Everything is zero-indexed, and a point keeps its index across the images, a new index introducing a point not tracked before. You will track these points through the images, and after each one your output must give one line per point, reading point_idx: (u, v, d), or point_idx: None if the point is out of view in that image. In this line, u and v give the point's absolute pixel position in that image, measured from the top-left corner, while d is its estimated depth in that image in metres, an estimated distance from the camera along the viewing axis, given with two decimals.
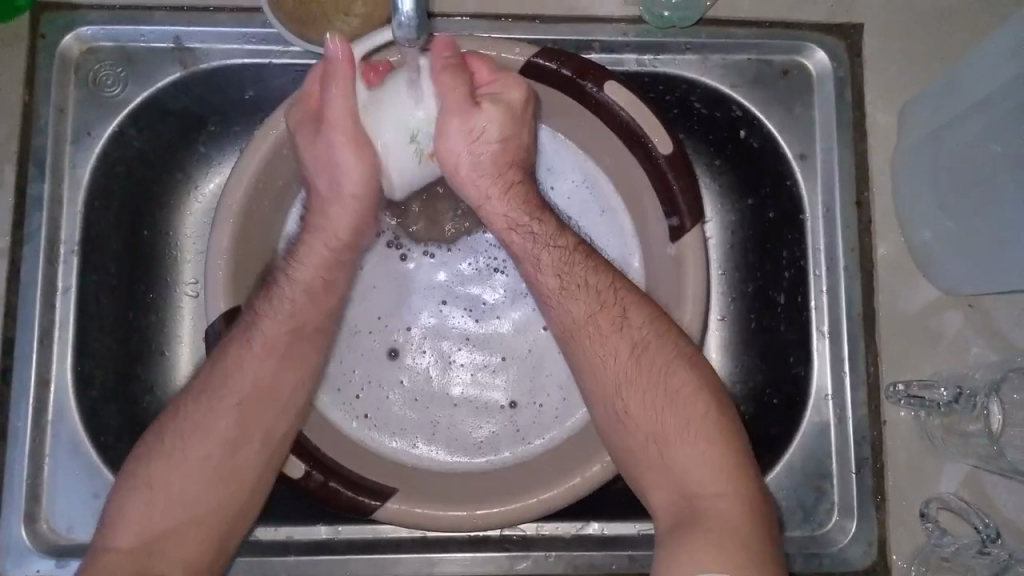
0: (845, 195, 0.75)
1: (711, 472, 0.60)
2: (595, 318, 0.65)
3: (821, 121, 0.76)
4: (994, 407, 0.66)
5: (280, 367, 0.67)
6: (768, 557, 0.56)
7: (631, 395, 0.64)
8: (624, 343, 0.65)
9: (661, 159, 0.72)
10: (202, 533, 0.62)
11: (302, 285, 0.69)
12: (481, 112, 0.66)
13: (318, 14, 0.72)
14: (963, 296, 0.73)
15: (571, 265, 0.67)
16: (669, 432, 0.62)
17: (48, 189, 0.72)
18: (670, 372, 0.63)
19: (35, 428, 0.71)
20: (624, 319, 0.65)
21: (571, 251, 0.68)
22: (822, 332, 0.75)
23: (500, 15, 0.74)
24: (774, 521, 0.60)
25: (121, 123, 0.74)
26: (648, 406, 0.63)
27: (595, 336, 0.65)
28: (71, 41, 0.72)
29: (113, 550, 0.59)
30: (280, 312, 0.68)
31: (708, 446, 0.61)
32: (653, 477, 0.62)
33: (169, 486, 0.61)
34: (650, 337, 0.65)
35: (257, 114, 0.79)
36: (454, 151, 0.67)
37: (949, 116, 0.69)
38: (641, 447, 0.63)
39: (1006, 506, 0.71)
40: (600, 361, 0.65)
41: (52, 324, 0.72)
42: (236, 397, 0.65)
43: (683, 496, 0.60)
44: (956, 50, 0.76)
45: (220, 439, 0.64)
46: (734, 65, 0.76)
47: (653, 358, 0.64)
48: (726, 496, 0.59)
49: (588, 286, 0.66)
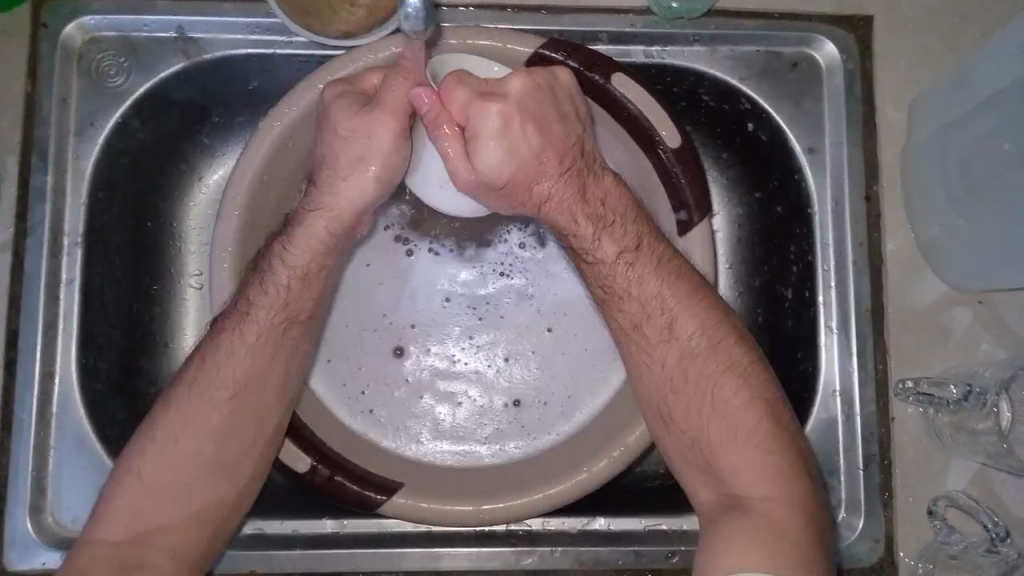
0: (855, 189, 0.74)
1: (758, 477, 0.59)
2: (640, 328, 0.65)
3: (832, 114, 0.75)
4: (1004, 405, 0.65)
5: (274, 356, 0.66)
6: (816, 557, 0.55)
7: (676, 401, 0.64)
8: (672, 351, 0.65)
9: (669, 153, 0.71)
10: (193, 524, 0.61)
11: (297, 270, 0.66)
12: (477, 151, 0.63)
13: (323, 5, 0.69)
14: (972, 293, 0.73)
15: (611, 277, 0.66)
16: (713, 439, 0.62)
17: (51, 180, 0.72)
18: (719, 383, 0.63)
19: (40, 423, 0.70)
20: (672, 331, 0.65)
21: (612, 264, 0.66)
22: (831, 328, 0.74)
23: (507, 6, 0.73)
24: (825, 523, 0.59)
25: (124, 114, 0.73)
26: (691, 413, 0.63)
27: (641, 344, 0.65)
28: (74, 30, 0.71)
29: (101, 542, 0.58)
30: (273, 300, 0.66)
31: (755, 454, 0.60)
32: (698, 478, 0.62)
33: (158, 479, 0.61)
34: (701, 346, 0.64)
35: (261, 105, 0.78)
36: (478, 191, 0.66)
37: (961, 110, 0.68)
38: (687, 451, 0.63)
39: (1014, 504, 0.70)
40: (646, 365, 0.65)
41: (56, 317, 0.71)
42: (226, 390, 0.64)
43: (730, 497, 0.60)
44: (968, 42, 0.75)
45: (207, 431, 0.63)
46: (743, 58, 0.75)
47: (701, 367, 0.64)
48: (774, 500, 0.58)
49: (632, 297, 0.65)
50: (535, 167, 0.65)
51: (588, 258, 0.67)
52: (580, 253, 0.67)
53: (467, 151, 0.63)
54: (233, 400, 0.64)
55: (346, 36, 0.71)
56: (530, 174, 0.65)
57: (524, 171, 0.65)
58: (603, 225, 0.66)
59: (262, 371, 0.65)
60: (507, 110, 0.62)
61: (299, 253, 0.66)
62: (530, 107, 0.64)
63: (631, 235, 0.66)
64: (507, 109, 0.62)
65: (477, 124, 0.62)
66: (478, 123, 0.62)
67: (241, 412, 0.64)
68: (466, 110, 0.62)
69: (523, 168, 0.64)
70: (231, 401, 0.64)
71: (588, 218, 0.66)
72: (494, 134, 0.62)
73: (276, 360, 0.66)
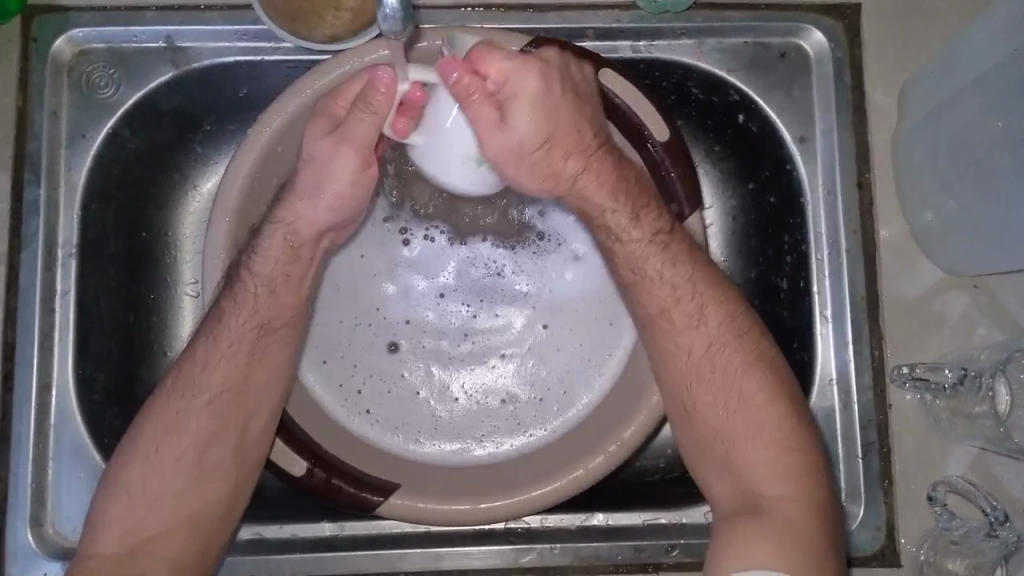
0: (846, 176, 0.74)
1: (779, 473, 0.60)
2: (669, 314, 0.65)
3: (821, 103, 0.75)
4: (1000, 387, 0.65)
5: (251, 360, 0.66)
6: (829, 557, 0.56)
7: (701, 391, 0.64)
8: (700, 339, 0.65)
9: (658, 147, 0.71)
10: (189, 531, 0.62)
11: (265, 279, 0.66)
12: (513, 114, 0.61)
13: (308, 8, 0.70)
14: (967, 277, 0.72)
15: (642, 259, 0.66)
16: (737, 432, 0.62)
17: (44, 193, 0.72)
18: (745, 375, 0.63)
19: (38, 435, 0.71)
20: (700, 317, 0.65)
21: (645, 245, 0.66)
22: (826, 317, 0.74)
23: (492, 5, 0.74)
24: (836, 523, 0.60)
25: (115, 125, 0.74)
26: (718, 403, 0.63)
27: (669, 329, 0.65)
28: (63, 44, 0.72)
29: (95, 554, 0.60)
30: (257, 306, 0.66)
31: (777, 449, 0.61)
32: (717, 473, 0.62)
33: (145, 488, 0.62)
34: (728, 336, 0.64)
35: (251, 112, 0.79)
36: (504, 160, 0.64)
37: (949, 93, 0.68)
38: (710, 442, 0.63)
39: (1015, 488, 0.70)
40: (674, 352, 0.65)
41: (52, 328, 0.72)
42: (205, 396, 0.64)
43: (748, 493, 0.60)
44: (956, 26, 0.75)
45: (192, 439, 0.64)
46: (730, 50, 0.75)
47: (728, 358, 0.64)
48: (792, 499, 0.59)
49: (663, 279, 0.65)
50: (563, 134, 0.63)
51: (620, 239, 0.66)
52: (609, 234, 0.67)
53: (500, 116, 0.61)
54: (212, 404, 0.64)
55: (333, 40, 0.71)
56: (561, 140, 0.63)
57: (557, 136, 0.63)
58: (635, 202, 0.66)
59: (245, 378, 0.66)
60: (546, 71, 0.61)
61: (268, 262, 0.66)
62: (561, 73, 0.63)
63: (663, 219, 0.66)
64: (546, 72, 0.61)
65: (519, 86, 0.60)
66: (516, 86, 0.60)
67: (224, 418, 0.64)
68: (507, 73, 0.60)
69: (557, 131, 0.63)
70: (211, 406, 0.64)
71: (620, 194, 0.66)
72: (532, 97, 0.61)
73: (251, 364, 0.66)
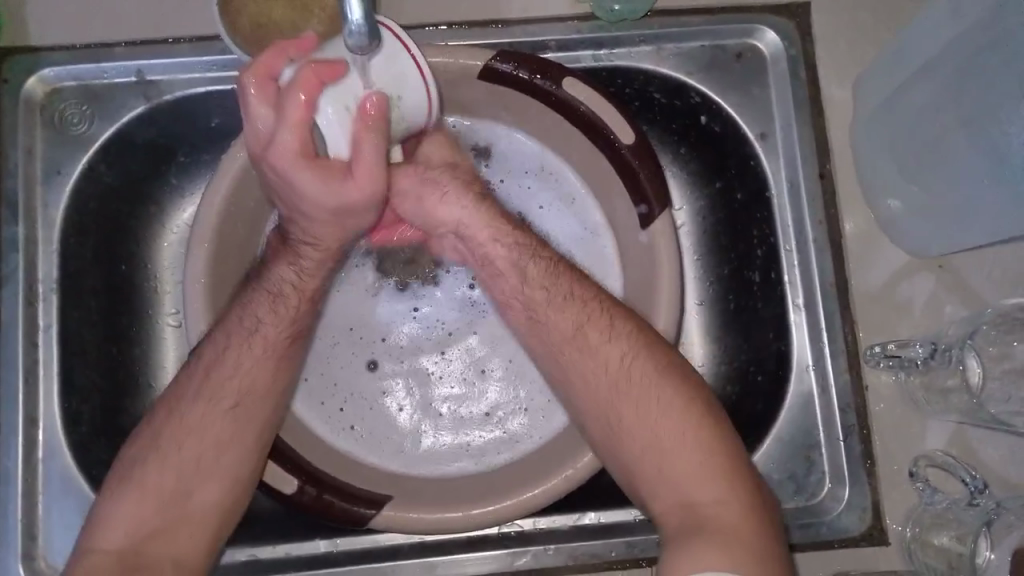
0: (809, 170, 0.76)
1: (707, 479, 0.61)
2: (583, 331, 0.68)
3: (778, 99, 0.77)
4: (971, 361, 0.68)
5: (277, 369, 0.68)
6: (767, 551, 0.56)
7: (623, 404, 0.65)
8: (614, 354, 0.67)
9: (626, 149, 0.73)
10: (193, 528, 0.62)
11: (307, 292, 0.69)
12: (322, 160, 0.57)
13: (275, 35, 0.72)
14: (931, 259, 0.74)
15: (553, 286, 0.69)
16: (662, 442, 0.63)
17: (23, 231, 0.73)
18: (661, 381, 0.65)
19: (26, 470, 0.71)
20: (611, 331, 0.67)
21: (552, 265, 0.70)
22: (798, 305, 0.75)
23: (456, 23, 0.76)
24: (778, 524, 0.60)
25: (90, 159, 0.75)
26: (641, 414, 0.64)
27: (585, 347, 0.67)
28: (35, 83, 0.73)
29: (102, 551, 0.59)
30: (282, 315, 0.68)
31: (702, 453, 0.62)
32: (651, 487, 0.63)
33: (162, 486, 0.62)
34: (638, 348, 0.66)
35: (224, 140, 0.80)
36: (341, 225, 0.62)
37: (898, 82, 0.71)
38: (638, 458, 0.63)
39: (993, 459, 0.72)
40: (592, 370, 0.67)
41: (36, 364, 0.72)
42: (232, 398, 0.65)
43: (684, 502, 0.61)
44: (903, 19, 0.78)
45: (214, 438, 0.64)
46: (688, 54, 0.77)
47: (643, 367, 0.65)
48: (725, 501, 0.60)
49: (574, 300, 0.69)
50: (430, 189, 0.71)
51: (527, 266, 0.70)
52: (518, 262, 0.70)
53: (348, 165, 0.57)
54: (236, 409, 0.65)
55: None
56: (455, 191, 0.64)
57: None
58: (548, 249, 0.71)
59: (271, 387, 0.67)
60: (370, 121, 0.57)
61: (307, 276, 0.68)
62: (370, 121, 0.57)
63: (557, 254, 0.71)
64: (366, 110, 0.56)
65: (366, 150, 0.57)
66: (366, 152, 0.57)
67: (246, 422, 0.66)
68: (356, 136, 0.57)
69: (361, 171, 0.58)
70: (237, 409, 0.65)
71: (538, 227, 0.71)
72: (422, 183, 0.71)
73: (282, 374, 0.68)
